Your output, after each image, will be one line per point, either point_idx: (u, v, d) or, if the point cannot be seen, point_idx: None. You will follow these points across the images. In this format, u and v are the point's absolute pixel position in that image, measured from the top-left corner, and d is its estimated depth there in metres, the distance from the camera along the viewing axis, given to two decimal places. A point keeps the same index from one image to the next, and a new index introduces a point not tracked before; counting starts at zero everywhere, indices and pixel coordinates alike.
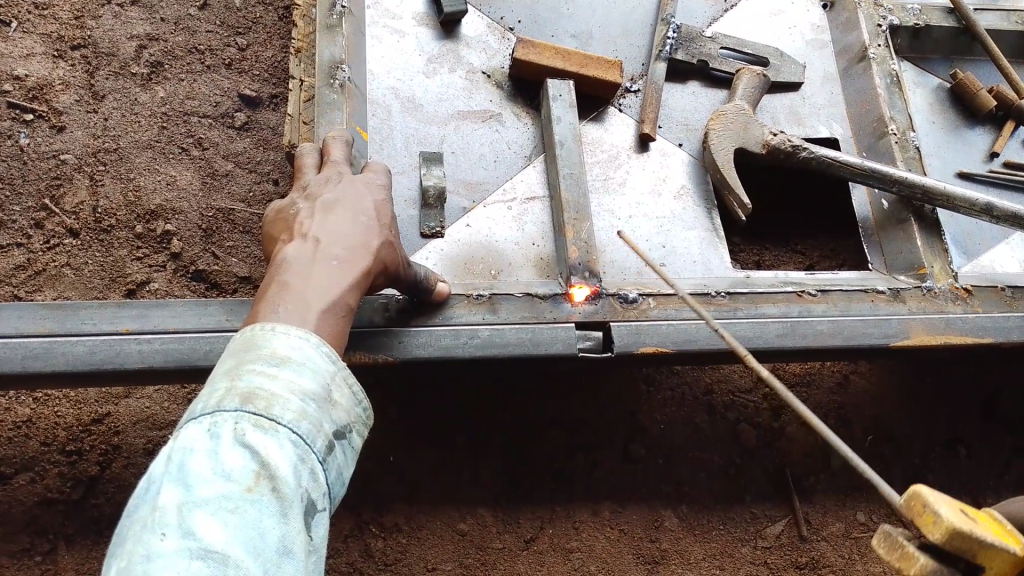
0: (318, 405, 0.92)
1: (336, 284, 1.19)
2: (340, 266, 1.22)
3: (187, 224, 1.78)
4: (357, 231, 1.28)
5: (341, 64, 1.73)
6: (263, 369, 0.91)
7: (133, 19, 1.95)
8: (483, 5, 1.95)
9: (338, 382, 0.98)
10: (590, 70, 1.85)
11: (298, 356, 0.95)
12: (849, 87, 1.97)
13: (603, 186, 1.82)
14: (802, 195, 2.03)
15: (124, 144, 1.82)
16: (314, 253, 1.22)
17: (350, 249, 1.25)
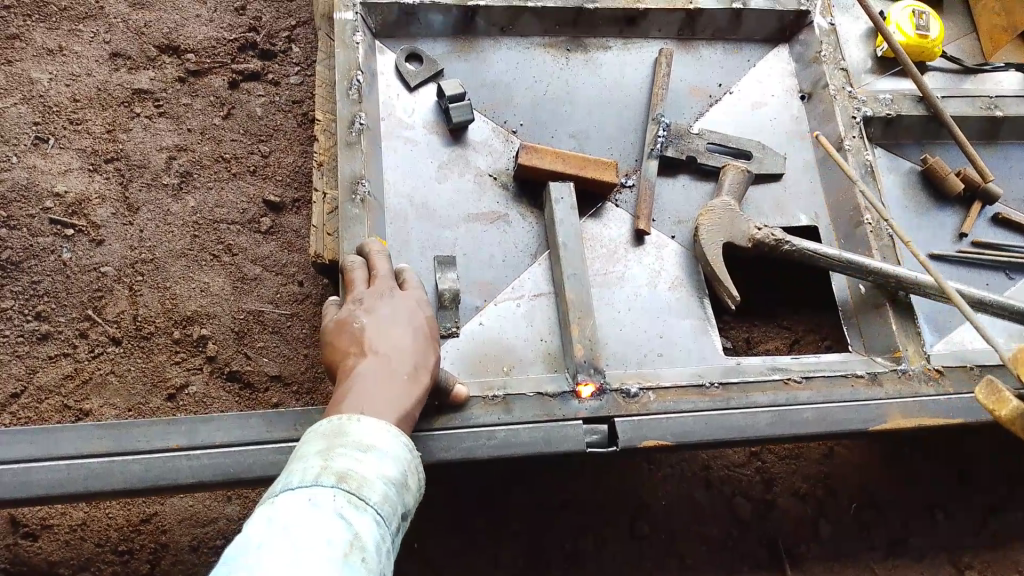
0: (394, 489, 1.25)
1: (404, 398, 1.47)
2: (407, 380, 1.51)
3: (220, 328, 1.93)
4: (416, 345, 1.57)
5: (361, 179, 1.87)
6: (354, 454, 1.26)
7: (161, 131, 2.09)
8: (488, 109, 2.09)
9: (410, 468, 1.32)
10: (589, 171, 2.01)
11: (380, 446, 1.31)
12: (826, 175, 2.14)
13: (604, 281, 1.98)
14: (788, 275, 2.18)
15: (159, 254, 1.97)
16: (385, 368, 1.51)
17: (413, 362, 1.55)
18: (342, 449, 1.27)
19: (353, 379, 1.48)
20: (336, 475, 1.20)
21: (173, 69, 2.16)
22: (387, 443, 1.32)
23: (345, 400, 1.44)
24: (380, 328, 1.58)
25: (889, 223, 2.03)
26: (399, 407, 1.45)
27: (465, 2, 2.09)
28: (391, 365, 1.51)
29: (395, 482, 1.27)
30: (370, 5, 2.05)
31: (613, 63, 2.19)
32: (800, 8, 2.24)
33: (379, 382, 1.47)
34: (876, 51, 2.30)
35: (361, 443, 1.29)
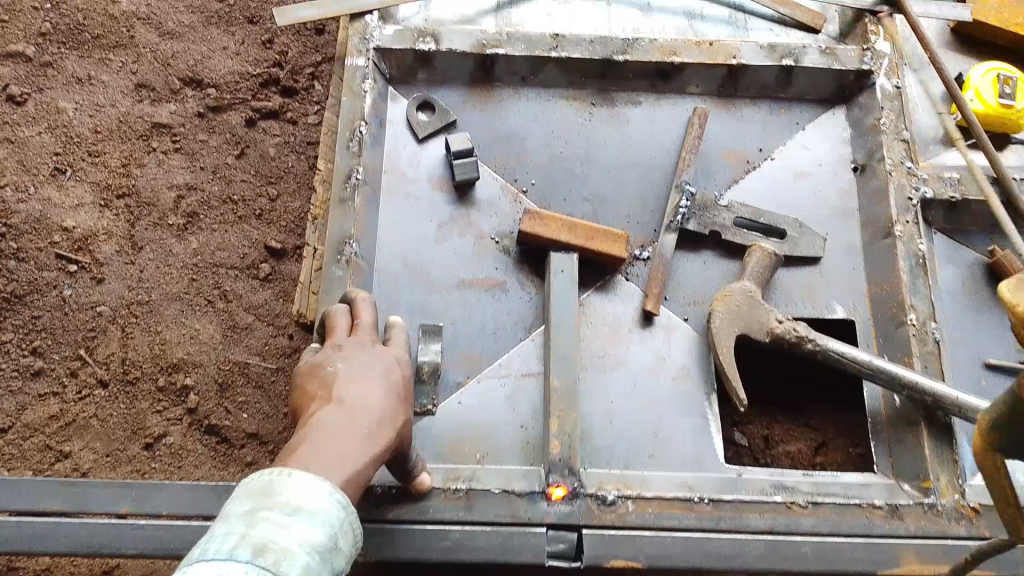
0: (325, 557, 1.06)
1: (358, 456, 1.28)
2: (368, 438, 1.32)
3: (204, 378, 1.91)
4: (389, 402, 1.40)
5: (349, 239, 1.79)
6: (277, 518, 1.05)
7: (174, 167, 2.08)
8: (498, 165, 1.98)
9: (344, 527, 1.15)
10: (596, 242, 1.85)
11: (311, 506, 1.11)
12: (872, 264, 1.89)
13: (600, 364, 1.82)
14: (819, 374, 1.95)
15: (155, 297, 1.96)
16: (347, 420, 1.33)
17: (379, 418, 1.36)
18: (264, 510, 1.06)
19: (309, 428, 1.30)
20: (253, 546, 0.99)
21: (194, 103, 2.15)
22: (319, 502, 1.12)
23: (295, 450, 1.25)
24: (352, 376, 1.41)
25: (938, 326, 1.76)
26: (352, 464, 1.26)
27: (484, 50, 1.98)
28: (354, 417, 1.33)
29: (323, 549, 1.07)
30: (384, 51, 1.97)
31: (641, 120, 2.03)
32: (862, 68, 2.00)
33: (337, 433, 1.29)
34: (950, 119, 2.03)
35: (288, 503, 1.09)
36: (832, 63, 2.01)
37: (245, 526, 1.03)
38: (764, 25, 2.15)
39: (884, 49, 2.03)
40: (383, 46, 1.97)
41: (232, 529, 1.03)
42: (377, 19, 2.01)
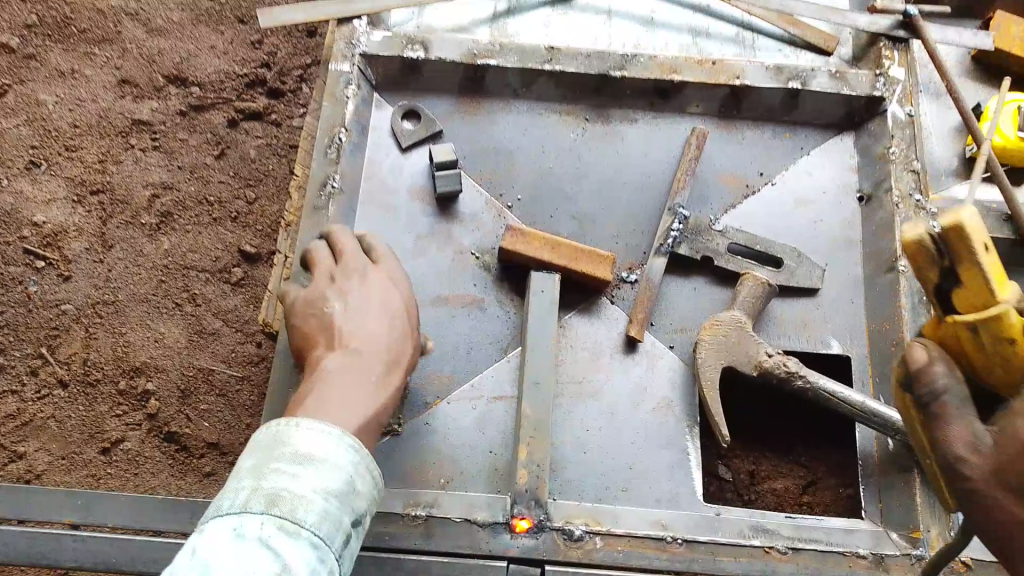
0: (339, 502, 1.13)
1: (369, 399, 1.34)
2: (374, 379, 1.38)
3: (166, 384, 1.82)
4: (391, 339, 1.46)
5: None
6: (288, 468, 1.13)
7: (151, 165, 2.02)
8: (484, 179, 1.90)
9: (360, 471, 1.20)
10: (581, 263, 1.76)
11: (321, 453, 1.17)
12: (878, 300, 1.76)
13: (578, 392, 1.71)
14: (810, 411, 1.83)
15: (122, 297, 1.88)
16: (353, 364, 1.38)
17: (383, 357, 1.43)
18: (275, 463, 1.13)
19: (316, 376, 1.36)
20: (266, 498, 1.08)
21: (177, 101, 2.09)
22: (331, 449, 1.18)
23: (305, 399, 1.31)
24: (352, 321, 1.45)
25: None
26: (364, 408, 1.32)
27: (475, 60, 1.91)
28: (359, 360, 1.39)
29: (339, 492, 1.14)
30: (370, 57, 1.92)
31: (637, 138, 1.94)
32: (872, 94, 1.91)
33: (343, 379, 1.35)
34: (965, 150, 1.92)
35: (299, 453, 1.15)
36: (840, 87, 1.92)
37: (258, 479, 1.11)
38: (772, 45, 2.05)
39: (897, 75, 1.93)
40: (369, 52, 1.91)
41: (246, 482, 1.12)
42: (366, 25, 1.96)
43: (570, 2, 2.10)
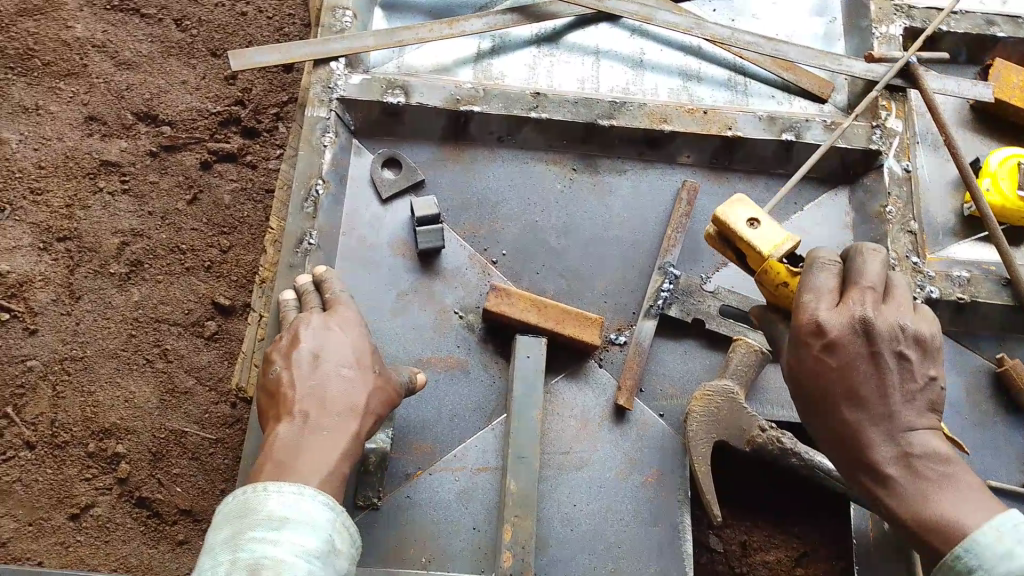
0: (322, 562, 1.10)
1: (324, 456, 1.26)
2: (329, 435, 1.30)
3: (137, 446, 1.75)
4: (344, 390, 1.36)
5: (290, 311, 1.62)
6: (264, 535, 1.10)
7: (121, 211, 1.93)
8: (467, 232, 1.83)
9: (339, 528, 1.17)
10: (567, 326, 1.69)
11: (298, 514, 1.13)
12: None
13: (564, 463, 1.65)
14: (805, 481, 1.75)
15: (90, 352, 1.81)
16: (302, 427, 1.30)
17: (342, 413, 1.34)
18: (250, 530, 1.11)
19: (267, 449, 1.28)
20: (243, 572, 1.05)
21: (147, 141, 2.01)
22: (306, 508, 1.15)
23: (260, 472, 1.24)
24: (300, 381, 1.36)
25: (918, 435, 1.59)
26: (320, 465, 1.24)
27: (458, 105, 1.83)
28: (309, 420, 1.31)
29: (321, 553, 1.11)
30: (348, 102, 1.83)
31: (626, 191, 1.87)
32: (871, 147, 1.84)
33: (302, 442, 1.28)
34: (963, 207, 1.88)
35: (274, 516, 1.12)
36: (837, 141, 1.84)
37: (234, 552, 1.09)
38: (766, 91, 1.99)
39: (895, 127, 1.88)
40: (347, 97, 1.82)
41: (224, 557, 1.09)
42: (343, 67, 1.86)
43: (555, 41, 2.01)
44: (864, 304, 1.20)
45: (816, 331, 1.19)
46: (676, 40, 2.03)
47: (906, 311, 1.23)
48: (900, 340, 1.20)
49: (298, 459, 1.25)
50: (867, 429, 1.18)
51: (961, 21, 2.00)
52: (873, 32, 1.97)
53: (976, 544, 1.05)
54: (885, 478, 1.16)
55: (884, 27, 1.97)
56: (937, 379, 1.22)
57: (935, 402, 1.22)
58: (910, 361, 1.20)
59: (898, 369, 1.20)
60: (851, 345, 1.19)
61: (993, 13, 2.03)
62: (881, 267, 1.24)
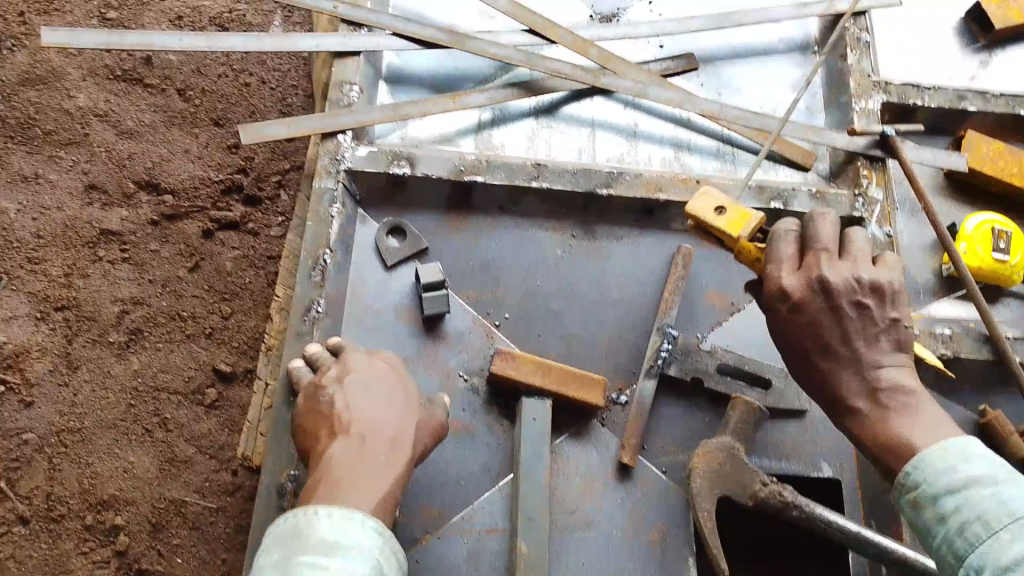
0: None
1: (380, 479, 1.31)
2: (384, 458, 1.35)
3: (136, 516, 1.89)
4: (396, 421, 1.42)
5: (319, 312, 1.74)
6: (316, 560, 1.10)
7: (121, 280, 2.08)
8: (472, 298, 1.87)
9: (387, 554, 1.17)
10: (572, 387, 1.72)
11: (346, 539, 1.14)
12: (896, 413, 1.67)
13: (568, 522, 1.66)
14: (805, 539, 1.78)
15: (88, 424, 1.95)
16: (359, 449, 1.35)
17: (391, 441, 1.39)
18: (300, 555, 1.11)
19: (323, 468, 1.32)
20: None
21: (148, 210, 2.15)
22: (354, 534, 1.16)
23: (314, 494, 1.28)
24: (354, 406, 1.41)
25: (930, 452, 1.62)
26: (375, 490, 1.29)
27: (461, 176, 1.89)
28: (365, 442, 1.36)
29: None
30: (356, 173, 1.89)
31: (625, 256, 1.94)
32: (853, 215, 1.96)
33: (352, 462, 1.32)
34: (942, 268, 1.98)
35: (325, 540, 1.13)
36: (821, 207, 1.96)
37: (284, 575, 1.09)
38: (751, 160, 2.12)
39: (875, 196, 1.99)
40: (355, 168, 1.88)
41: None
42: (350, 139, 1.93)
43: (553, 112, 2.12)
44: (821, 263, 1.33)
45: (782, 296, 1.34)
46: (667, 112, 2.14)
47: (864, 265, 1.36)
48: (856, 290, 1.33)
49: (356, 475, 1.30)
50: (839, 373, 1.34)
51: (933, 97, 2.14)
52: (854, 107, 2.10)
53: (925, 462, 1.18)
54: (854, 411, 1.32)
55: (864, 101, 2.11)
56: (897, 320, 1.35)
57: (899, 342, 1.36)
58: (870, 309, 1.33)
59: (862, 321, 1.33)
60: (812, 303, 1.33)
61: (963, 89, 2.17)
62: (834, 226, 1.37)
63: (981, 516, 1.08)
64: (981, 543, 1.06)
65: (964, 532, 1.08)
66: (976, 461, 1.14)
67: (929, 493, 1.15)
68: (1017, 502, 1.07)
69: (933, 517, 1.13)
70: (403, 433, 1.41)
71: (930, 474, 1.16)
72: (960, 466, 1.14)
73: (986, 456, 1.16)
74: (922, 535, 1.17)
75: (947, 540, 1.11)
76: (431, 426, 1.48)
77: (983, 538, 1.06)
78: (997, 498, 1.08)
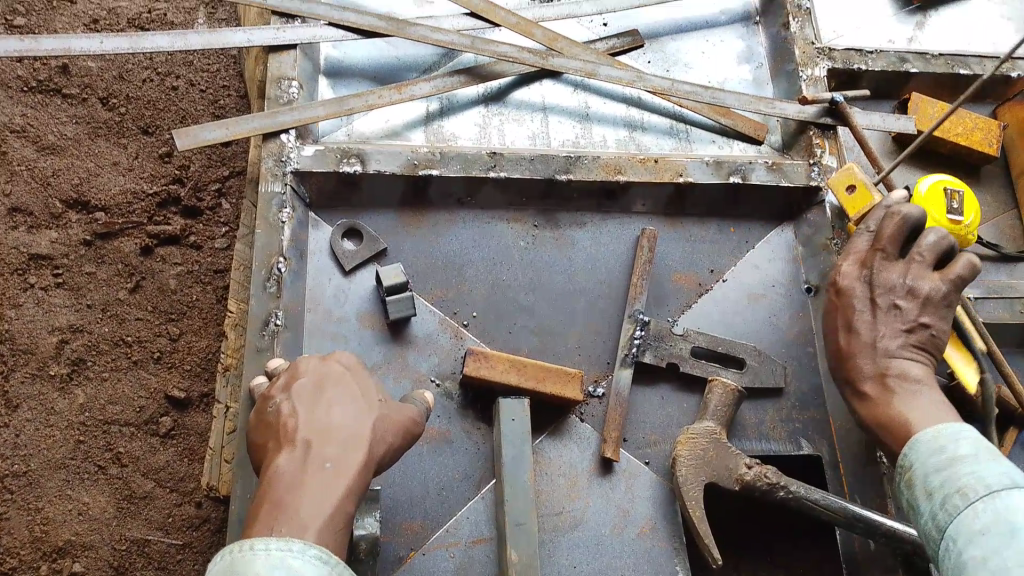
0: None
1: (329, 490, 1.18)
2: (334, 468, 1.21)
3: (96, 561, 1.82)
4: (349, 421, 1.27)
5: (275, 315, 1.65)
6: None
7: (56, 307, 1.98)
8: (436, 298, 1.81)
9: None
10: (548, 383, 1.68)
11: (284, 574, 1.04)
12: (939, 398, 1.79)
13: (554, 524, 1.61)
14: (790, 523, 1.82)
15: (34, 466, 1.86)
16: (304, 458, 1.21)
17: (346, 447, 1.24)
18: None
19: (267, 483, 1.20)
20: None
21: (79, 230, 2.04)
22: (295, 566, 1.05)
23: (256, 517, 1.15)
24: (301, 412, 1.27)
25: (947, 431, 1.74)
26: (324, 505, 1.16)
27: (416, 171, 1.82)
28: (311, 452, 1.22)
29: None
30: (303, 174, 1.79)
31: (589, 243, 1.90)
32: (811, 184, 1.95)
33: (297, 478, 1.18)
34: None
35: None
36: (780, 180, 1.94)
37: None
38: (706, 136, 2.09)
39: (830, 164, 1.98)
40: (302, 169, 1.79)
41: None
42: (294, 139, 1.83)
43: (502, 99, 2.05)
44: (873, 262, 1.54)
45: (835, 280, 1.58)
46: (619, 92, 2.10)
47: (918, 272, 1.51)
48: (896, 291, 1.51)
49: (296, 492, 1.16)
50: (857, 357, 1.49)
51: (877, 60, 2.16)
52: (802, 76, 2.09)
53: (921, 445, 1.26)
54: (862, 394, 1.46)
55: (811, 69, 2.10)
56: (926, 326, 1.48)
57: (922, 343, 1.48)
58: (904, 311, 1.49)
59: (893, 319, 1.49)
60: (852, 291, 1.55)
61: (904, 51, 2.19)
62: (897, 227, 1.53)
63: (959, 489, 1.14)
64: (959, 513, 1.12)
65: (946, 504, 1.15)
66: (966, 442, 1.21)
67: (921, 472, 1.22)
68: (993, 476, 1.13)
69: (922, 494, 1.20)
70: (359, 435, 1.26)
71: (925, 454, 1.24)
72: (951, 447, 1.22)
73: (978, 438, 1.22)
74: (913, 511, 1.23)
75: (932, 513, 1.17)
76: (395, 426, 1.33)
77: (960, 508, 1.13)
78: (975, 474, 1.14)
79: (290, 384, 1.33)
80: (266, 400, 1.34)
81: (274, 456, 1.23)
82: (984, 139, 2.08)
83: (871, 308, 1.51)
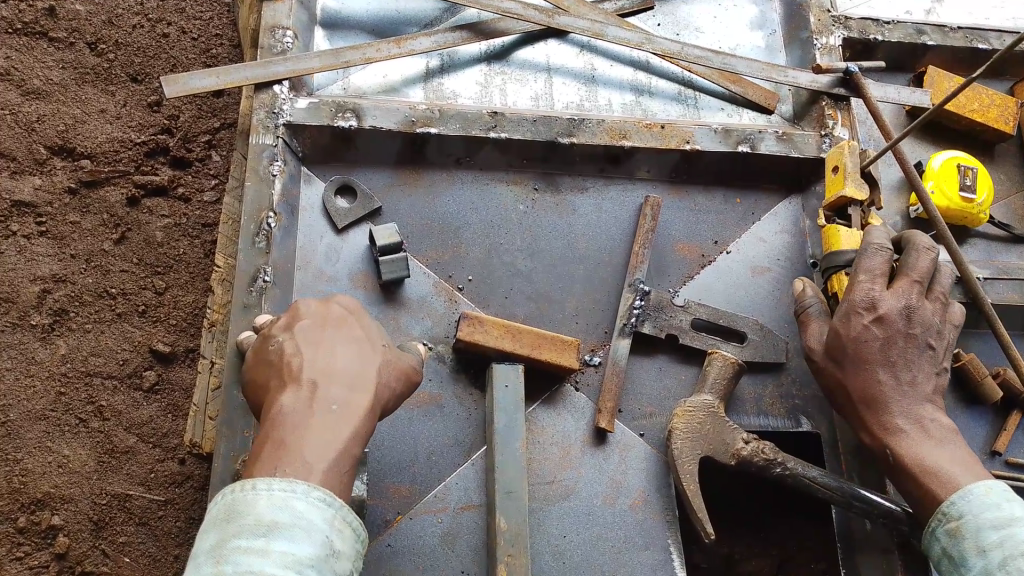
0: (317, 568, 0.99)
1: (335, 433, 1.13)
2: (341, 410, 1.16)
3: (76, 515, 1.77)
4: (354, 362, 1.23)
5: (264, 269, 1.59)
6: (252, 544, 0.99)
7: (39, 256, 1.92)
8: (431, 260, 1.75)
9: (338, 526, 1.05)
10: (544, 350, 1.63)
11: (288, 517, 1.01)
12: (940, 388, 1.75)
13: (545, 495, 1.57)
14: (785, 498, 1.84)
15: (13, 416, 1.80)
16: (310, 399, 1.16)
17: (352, 389, 1.19)
18: (234, 538, 0.99)
19: (269, 424, 1.14)
20: None
21: (64, 177, 1.99)
22: (297, 509, 1.02)
23: (259, 455, 1.11)
24: (305, 352, 1.22)
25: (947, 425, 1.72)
26: (330, 447, 1.12)
27: (414, 128, 1.75)
28: (318, 393, 1.17)
29: (317, 560, 1.00)
30: (296, 128, 1.73)
31: (590, 209, 1.85)
32: (821, 156, 1.90)
33: (296, 420, 1.13)
34: (909, 209, 1.94)
35: (261, 521, 1.00)
36: (790, 151, 1.89)
37: (216, 564, 0.98)
38: (715, 104, 2.03)
39: (842, 135, 1.93)
40: (295, 122, 1.72)
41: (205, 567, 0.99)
42: (287, 89, 1.76)
43: (505, 58, 1.98)
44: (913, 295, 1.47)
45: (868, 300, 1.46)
46: (626, 55, 2.03)
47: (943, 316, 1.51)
48: (931, 331, 1.48)
49: (302, 433, 1.12)
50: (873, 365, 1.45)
51: (893, 31, 2.10)
52: (815, 44, 2.02)
53: (970, 496, 1.28)
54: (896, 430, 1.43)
55: (825, 38, 2.03)
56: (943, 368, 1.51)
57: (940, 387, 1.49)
58: (935, 352, 1.48)
59: (927, 358, 1.46)
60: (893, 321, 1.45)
61: (921, 23, 2.13)
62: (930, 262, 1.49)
63: None
64: None
65: (1008, 564, 1.19)
66: (1016, 503, 1.26)
67: (972, 524, 1.25)
68: None
69: (973, 549, 1.24)
70: (365, 378, 1.22)
71: (975, 506, 1.27)
72: (1003, 505, 1.25)
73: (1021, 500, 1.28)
74: (952, 561, 1.28)
75: (985, 569, 1.21)
76: (399, 371, 1.29)
77: None
78: None
79: (292, 324, 1.28)
80: (266, 339, 1.29)
81: (277, 396, 1.18)
82: (999, 116, 2.02)
83: (908, 342, 1.45)
